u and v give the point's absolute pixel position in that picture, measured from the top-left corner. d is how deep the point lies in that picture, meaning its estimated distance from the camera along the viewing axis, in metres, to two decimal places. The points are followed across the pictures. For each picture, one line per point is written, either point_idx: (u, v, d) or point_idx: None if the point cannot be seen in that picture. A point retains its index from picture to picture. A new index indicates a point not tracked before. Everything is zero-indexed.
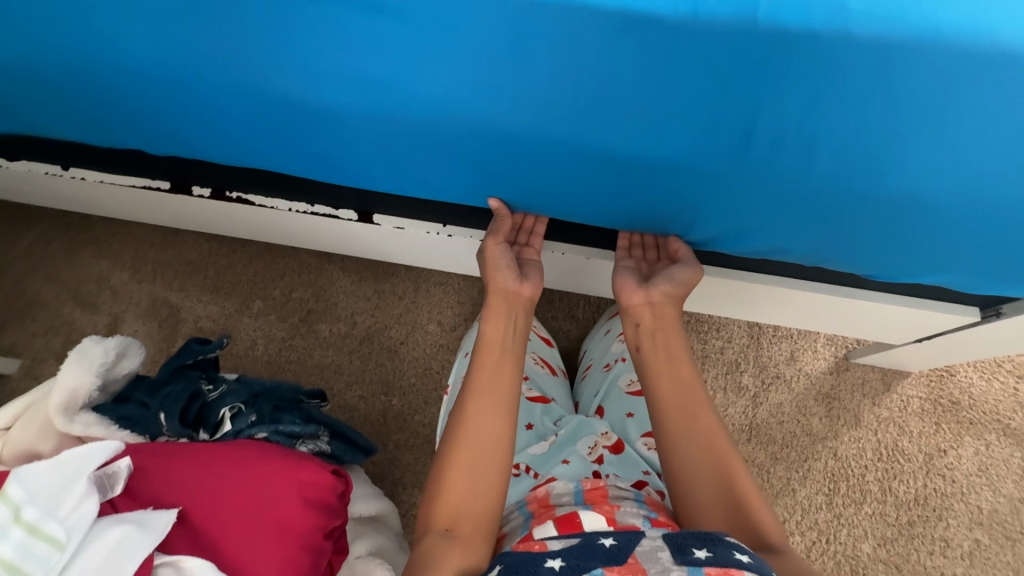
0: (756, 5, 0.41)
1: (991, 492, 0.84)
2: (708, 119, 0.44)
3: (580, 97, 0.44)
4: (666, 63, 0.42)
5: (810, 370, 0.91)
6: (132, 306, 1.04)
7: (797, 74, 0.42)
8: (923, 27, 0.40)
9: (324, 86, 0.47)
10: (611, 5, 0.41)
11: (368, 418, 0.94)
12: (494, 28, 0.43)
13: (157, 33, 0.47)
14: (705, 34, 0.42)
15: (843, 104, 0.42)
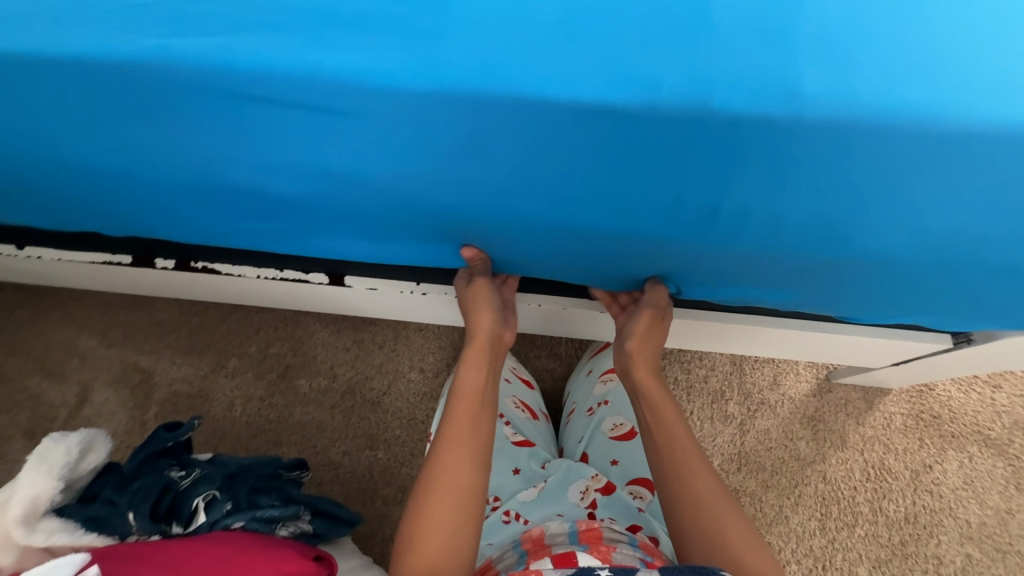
0: (711, 91, 0.33)
1: (977, 505, 0.85)
2: (661, 206, 0.38)
3: (528, 183, 0.39)
4: (618, 155, 0.36)
5: (794, 394, 0.92)
6: (102, 374, 1.00)
7: (761, 158, 0.35)
8: (921, 105, 0.33)
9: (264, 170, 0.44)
10: (554, 93, 0.34)
11: (354, 475, 0.92)
12: (428, 120, 0.38)
13: (79, 129, 0.44)
14: (659, 124, 0.34)
15: (823, 187, 0.36)
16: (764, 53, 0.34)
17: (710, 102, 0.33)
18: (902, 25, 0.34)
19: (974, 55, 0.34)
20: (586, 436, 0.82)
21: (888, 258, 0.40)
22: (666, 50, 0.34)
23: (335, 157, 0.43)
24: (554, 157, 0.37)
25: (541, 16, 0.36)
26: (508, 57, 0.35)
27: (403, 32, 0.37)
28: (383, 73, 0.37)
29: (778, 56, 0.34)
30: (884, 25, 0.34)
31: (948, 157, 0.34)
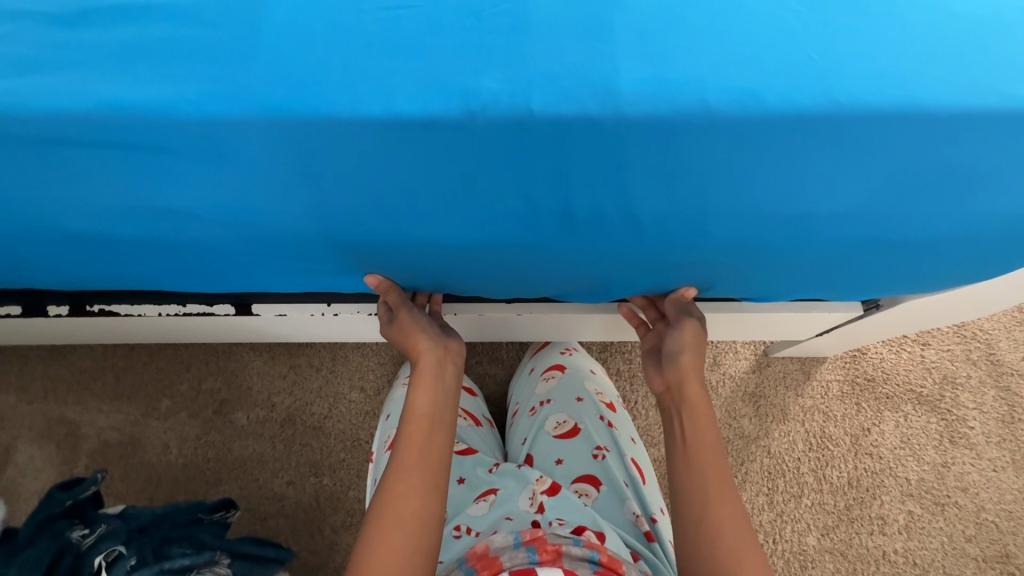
0: (530, 94, 0.32)
1: (915, 462, 0.87)
2: (516, 213, 0.38)
3: (384, 204, 0.38)
4: (460, 165, 0.35)
5: (734, 372, 0.92)
6: (24, 431, 0.95)
7: (598, 159, 0.34)
8: (752, 90, 0.33)
9: (105, 219, 0.41)
10: (376, 108, 0.32)
11: (301, 505, 0.89)
12: (257, 155, 0.35)
13: None
14: (486, 133, 0.33)
15: (674, 178, 0.36)
16: (579, 53, 0.33)
17: (529, 107, 0.32)
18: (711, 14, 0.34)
19: (790, 37, 0.34)
20: (531, 436, 0.81)
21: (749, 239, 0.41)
22: (482, 57, 0.33)
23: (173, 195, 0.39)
24: (395, 176, 0.36)
25: (357, 28, 0.34)
26: (320, 76, 0.33)
27: (207, 56, 0.34)
28: (189, 103, 0.33)
29: (595, 53, 0.33)
30: (696, 14, 0.34)
31: (786, 142, 0.34)
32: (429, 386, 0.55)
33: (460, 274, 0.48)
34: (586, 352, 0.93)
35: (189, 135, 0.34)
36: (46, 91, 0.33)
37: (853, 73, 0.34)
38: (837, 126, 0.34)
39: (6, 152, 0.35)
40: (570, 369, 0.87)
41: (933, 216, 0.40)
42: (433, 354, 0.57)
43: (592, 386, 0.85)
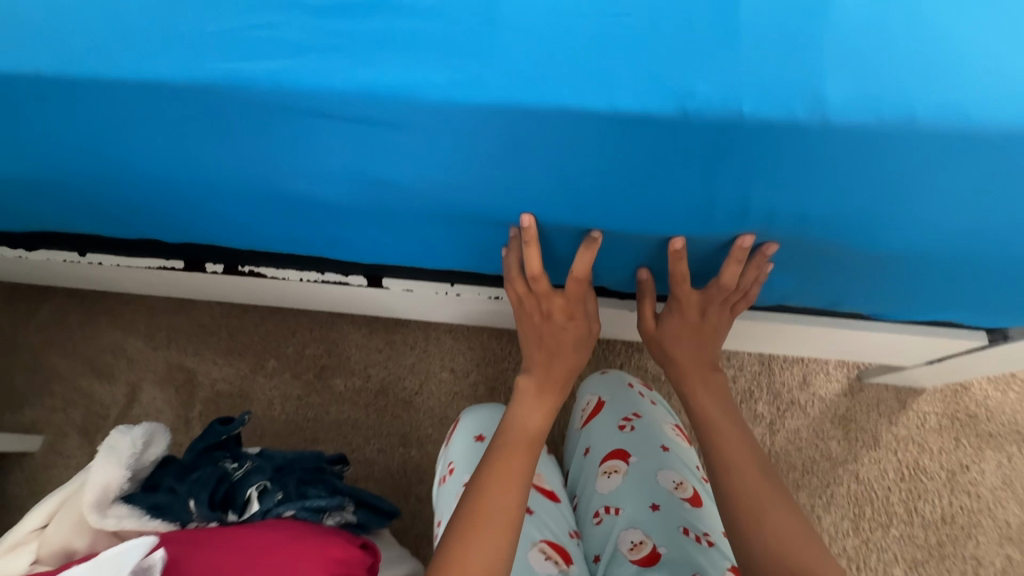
0: (741, 100, 0.34)
1: (1018, 506, 0.83)
2: (692, 206, 0.41)
3: (575, 190, 0.42)
4: (659, 158, 0.38)
5: (824, 393, 0.91)
6: (149, 374, 1.06)
7: (790, 161, 0.37)
8: (953, 109, 0.34)
9: (319, 180, 0.46)
10: (596, 102, 0.35)
11: (389, 471, 0.95)
12: (472, 139, 0.39)
13: (143, 153, 0.47)
14: (692, 131, 0.35)
15: (856, 185, 0.38)
16: (789, 62, 0.34)
17: (739, 112, 0.35)
18: (920, 28, 0.35)
19: (1000, 57, 0.35)
20: (603, 557, 0.60)
21: (917, 244, 0.43)
22: (695, 63, 0.35)
23: (383, 168, 0.43)
24: (592, 165, 0.39)
25: (576, 26, 0.36)
26: (545, 72, 0.36)
27: (441, 49, 0.37)
28: (431, 87, 0.37)
29: (804, 65, 0.34)
30: (903, 31, 0.35)
31: (984, 157, 0.35)
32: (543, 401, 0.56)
33: (611, 260, 0.52)
34: (658, 419, 0.70)
35: (417, 115, 0.38)
36: (303, 71, 0.38)
37: None
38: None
39: (255, 116, 0.41)
40: (633, 452, 0.66)
41: None
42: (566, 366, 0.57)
43: (669, 475, 0.63)
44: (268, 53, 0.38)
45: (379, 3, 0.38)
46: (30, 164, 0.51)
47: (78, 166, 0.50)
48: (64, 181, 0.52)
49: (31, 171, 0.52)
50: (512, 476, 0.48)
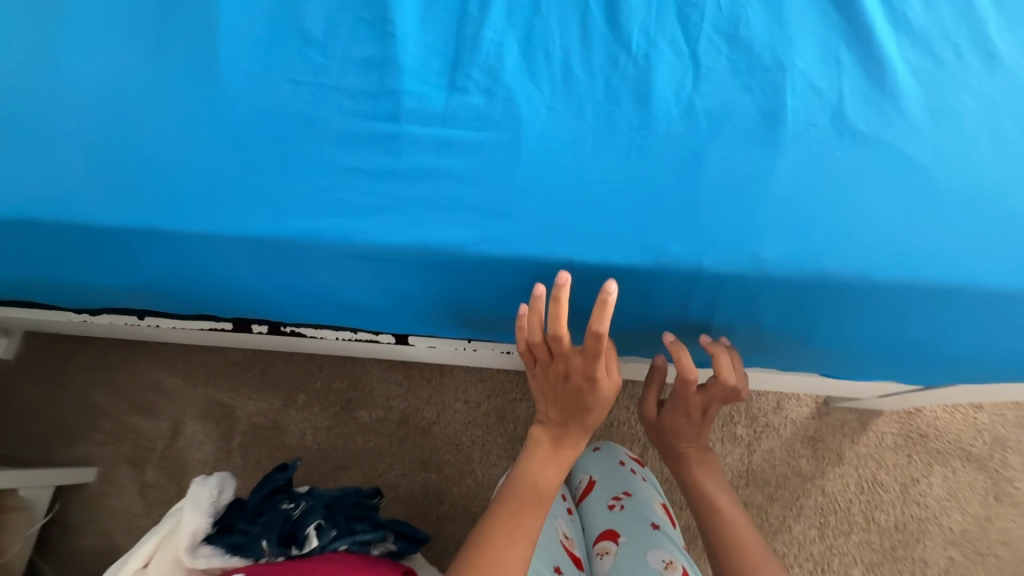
0: (702, 255, 0.45)
1: (960, 513, 0.96)
2: (668, 318, 0.52)
3: (576, 306, 0.53)
4: (641, 289, 0.48)
5: (795, 417, 1.03)
6: (189, 409, 1.16)
7: (740, 294, 0.48)
8: (862, 260, 0.45)
9: (366, 294, 0.57)
10: (592, 254, 0.46)
11: (412, 493, 1.07)
12: (495, 274, 0.50)
13: (222, 274, 0.57)
14: (665, 275, 0.46)
15: (794, 309, 0.49)
16: (738, 224, 0.45)
17: (700, 262, 0.46)
18: (838, 197, 0.46)
19: (899, 217, 0.45)
20: None
21: (840, 348, 0.53)
22: (666, 224, 0.46)
23: (421, 288, 0.54)
24: (589, 292, 0.50)
25: (576, 194, 0.47)
26: (552, 230, 0.47)
27: (471, 210, 0.48)
28: (464, 240, 0.47)
29: (748, 227, 0.45)
30: (825, 196, 0.46)
31: (889, 295, 0.46)
32: (556, 458, 0.63)
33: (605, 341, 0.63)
34: (647, 498, 0.81)
35: (452, 260, 0.49)
36: (368, 230, 0.49)
37: (943, 251, 0.45)
38: (913, 286, 0.45)
39: (321, 255, 0.51)
40: (623, 532, 0.76)
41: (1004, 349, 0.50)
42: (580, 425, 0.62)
43: (658, 551, 0.72)
44: (338, 215, 0.50)
45: (422, 171, 0.49)
46: (120, 278, 0.61)
47: (163, 280, 0.60)
48: (160, 293, 0.63)
49: (119, 281, 0.62)
50: (523, 529, 0.55)
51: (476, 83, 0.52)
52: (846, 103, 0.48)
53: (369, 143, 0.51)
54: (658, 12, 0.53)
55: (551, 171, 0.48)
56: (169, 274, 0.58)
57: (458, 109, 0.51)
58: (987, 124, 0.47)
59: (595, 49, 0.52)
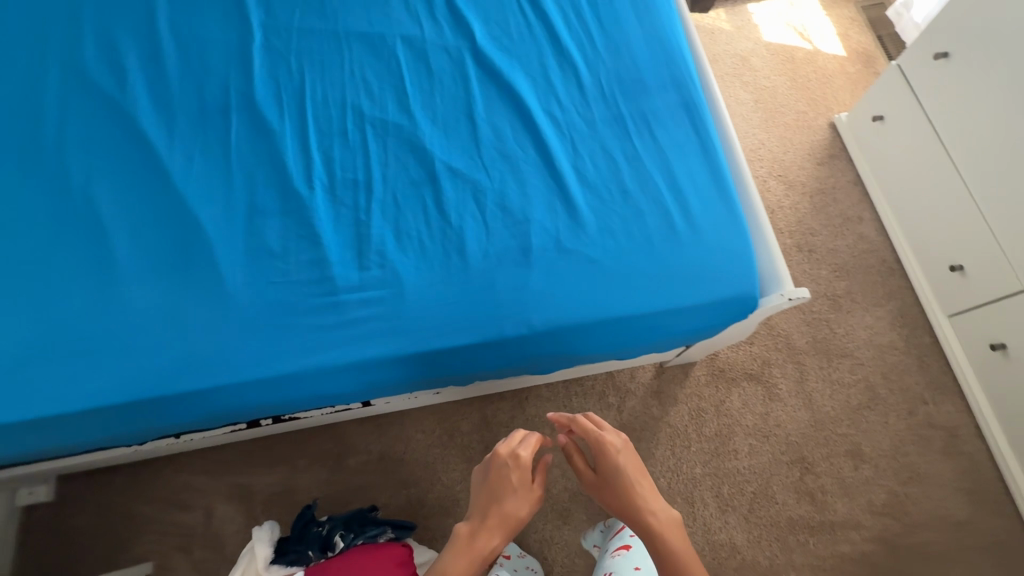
0: (499, 331, 0.91)
1: (752, 414, 1.48)
2: (500, 362, 0.97)
3: (450, 369, 0.96)
4: (476, 353, 0.93)
5: (644, 380, 1.53)
6: (216, 495, 1.50)
7: (527, 343, 0.93)
8: (574, 314, 0.91)
9: (332, 392, 0.97)
10: (446, 343, 0.91)
11: (401, 506, 1.47)
12: (400, 365, 0.92)
13: (244, 402, 0.96)
14: (484, 345, 0.91)
15: (559, 343, 0.94)
16: (512, 311, 0.92)
17: (499, 335, 0.91)
18: (558, 285, 0.93)
19: (589, 288, 0.93)
20: None
21: (595, 352, 0.98)
22: (479, 319, 0.91)
23: (363, 382, 0.95)
24: (452, 361, 0.94)
25: (432, 314, 0.92)
26: (423, 336, 0.91)
27: (380, 337, 0.91)
28: (380, 352, 0.91)
29: (518, 312, 0.91)
30: (552, 287, 0.93)
31: (595, 326, 0.92)
32: (471, 545, 1.00)
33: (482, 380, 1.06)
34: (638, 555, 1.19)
35: (375, 364, 0.91)
36: (330, 359, 0.91)
37: (611, 301, 0.92)
38: (604, 319, 0.91)
39: (304, 379, 0.92)
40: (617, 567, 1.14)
41: (669, 334, 0.97)
42: (497, 513, 1.03)
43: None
44: (311, 354, 0.92)
45: (352, 322, 0.93)
46: (178, 421, 0.98)
47: (206, 415, 0.98)
48: (210, 421, 1.01)
49: (177, 424, 0.99)
50: None
51: (374, 262, 0.96)
52: (561, 234, 0.96)
53: (320, 311, 0.94)
54: (463, 204, 1.01)
55: (421, 305, 0.93)
56: (219, 409, 0.96)
57: (368, 279, 0.95)
58: (622, 230, 0.96)
59: (433, 228, 0.99)
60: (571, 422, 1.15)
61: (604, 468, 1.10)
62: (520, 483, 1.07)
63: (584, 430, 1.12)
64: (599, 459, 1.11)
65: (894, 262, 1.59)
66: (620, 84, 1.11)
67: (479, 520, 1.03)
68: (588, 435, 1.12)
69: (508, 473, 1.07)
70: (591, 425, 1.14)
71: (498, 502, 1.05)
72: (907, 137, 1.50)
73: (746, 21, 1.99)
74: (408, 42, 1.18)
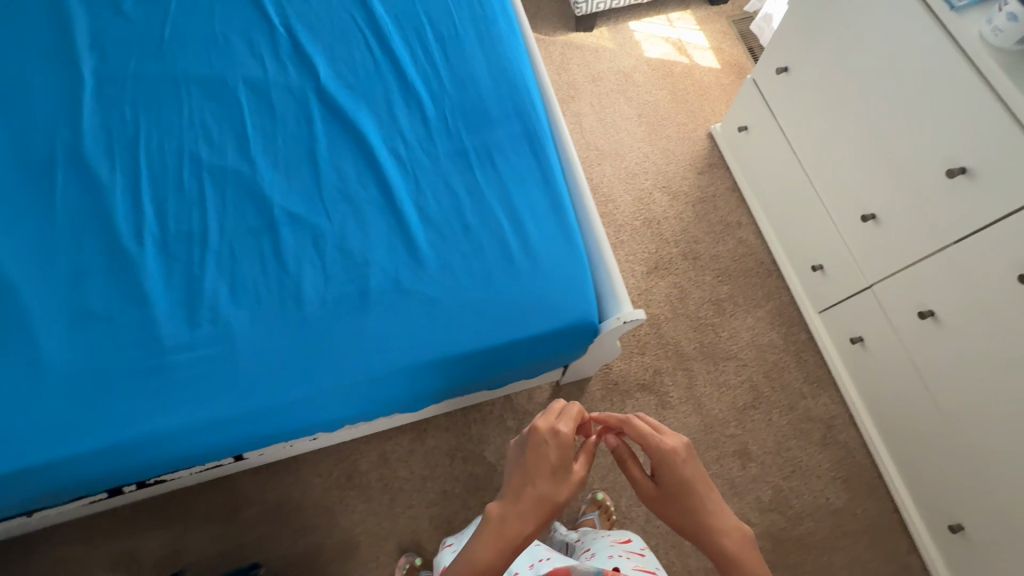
0: (337, 383, 0.90)
1: None
2: (348, 412, 0.95)
3: (295, 423, 0.94)
4: (316, 406, 0.91)
5: (541, 400, 1.54)
6: (95, 567, 1.40)
7: (368, 391, 0.92)
8: (412, 358, 0.91)
9: (170, 458, 0.92)
10: (283, 400, 0.89)
11: (299, 556, 1.42)
12: (239, 426, 0.90)
13: (72, 480, 0.90)
14: (323, 398, 0.90)
15: (403, 387, 0.94)
16: (349, 361, 0.91)
17: (337, 386, 0.90)
18: (396, 330, 0.92)
19: (426, 331, 0.92)
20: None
21: (446, 390, 0.98)
22: (315, 372, 0.90)
23: (201, 445, 0.91)
24: (293, 416, 0.92)
25: (266, 370, 0.90)
26: (258, 395, 0.89)
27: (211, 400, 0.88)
28: (211, 415, 0.88)
29: (355, 362, 0.91)
30: (390, 333, 0.92)
31: (435, 368, 0.92)
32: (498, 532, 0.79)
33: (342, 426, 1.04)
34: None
35: (209, 427, 0.88)
36: (159, 426, 0.87)
37: (450, 341, 0.92)
38: (443, 361, 0.92)
39: (133, 449, 0.88)
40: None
41: (516, 367, 0.98)
42: (530, 497, 0.82)
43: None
44: (138, 422, 0.87)
45: (181, 385, 0.89)
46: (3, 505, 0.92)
47: (34, 496, 0.92)
48: (42, 501, 0.94)
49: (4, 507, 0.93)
50: None
51: (206, 319, 0.93)
52: (400, 275, 0.96)
53: (146, 376, 0.89)
54: (302, 251, 0.98)
55: (255, 362, 0.90)
56: (45, 490, 0.90)
57: (199, 337, 0.92)
58: (459, 268, 0.96)
59: (270, 277, 0.96)
60: (625, 422, 0.94)
61: (667, 478, 0.86)
62: (560, 462, 0.85)
63: (640, 430, 0.91)
64: (661, 467, 0.87)
65: (771, 264, 1.66)
66: (463, 118, 1.11)
67: (508, 500, 0.82)
68: (646, 438, 0.90)
69: (545, 451, 0.85)
70: (647, 424, 0.93)
71: (533, 481, 0.83)
72: (766, 147, 1.56)
73: (628, 39, 2.06)
74: (250, 84, 1.15)
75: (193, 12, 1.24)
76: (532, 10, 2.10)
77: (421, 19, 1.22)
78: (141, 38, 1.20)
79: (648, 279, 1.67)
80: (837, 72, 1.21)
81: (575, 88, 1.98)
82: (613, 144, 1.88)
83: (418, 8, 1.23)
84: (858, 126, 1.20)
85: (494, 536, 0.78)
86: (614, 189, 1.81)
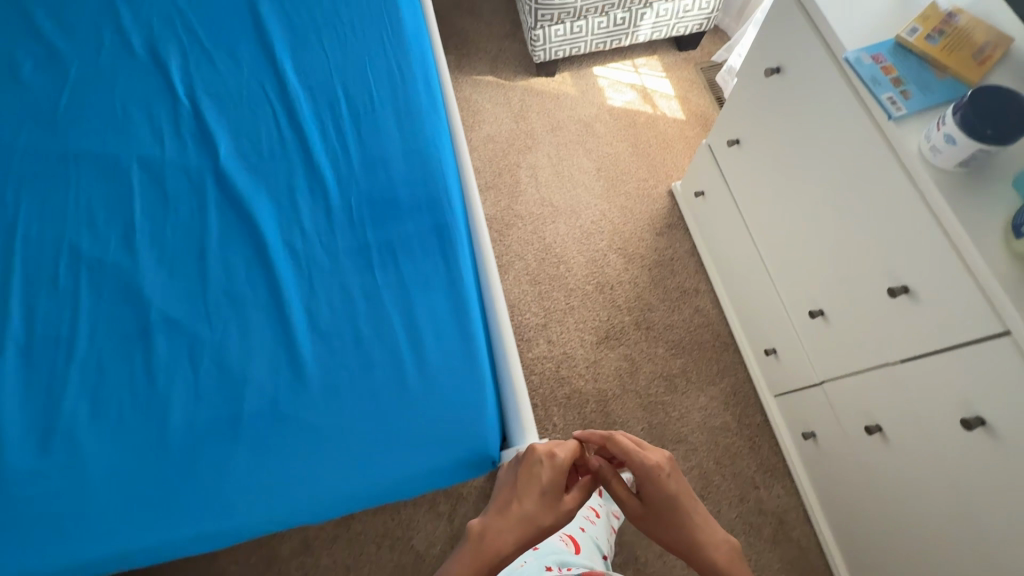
0: (196, 524, 0.81)
1: None
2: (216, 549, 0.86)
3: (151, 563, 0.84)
4: (173, 549, 0.82)
5: (476, 483, 1.45)
6: None
7: (231, 531, 0.82)
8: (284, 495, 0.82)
9: None
10: (136, 542, 0.80)
11: None
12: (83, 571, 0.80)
13: None
14: (180, 540, 0.81)
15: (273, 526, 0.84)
16: (212, 498, 0.82)
17: (196, 528, 0.81)
18: (267, 462, 0.84)
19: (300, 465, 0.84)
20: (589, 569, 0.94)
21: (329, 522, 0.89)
22: (174, 511, 0.81)
23: None
24: (146, 559, 0.82)
25: (119, 508, 0.81)
26: (107, 538, 0.80)
27: (52, 544, 0.79)
28: (50, 563, 0.78)
29: (219, 498, 0.82)
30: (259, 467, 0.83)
31: (308, 507, 0.83)
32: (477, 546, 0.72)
33: None
34: None
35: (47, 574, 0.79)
36: None
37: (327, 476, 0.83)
38: (318, 500, 0.83)
39: None
40: None
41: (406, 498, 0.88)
42: (515, 514, 0.76)
43: None
44: None
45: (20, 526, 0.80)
46: None
47: None
48: None
49: None
50: None
51: (60, 446, 0.84)
52: (279, 396, 0.87)
53: None
54: (175, 365, 0.89)
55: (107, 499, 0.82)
56: None
57: (51, 466, 0.83)
58: (343, 390, 0.88)
59: (138, 395, 0.87)
60: (607, 439, 0.88)
61: (650, 493, 0.80)
62: (550, 485, 0.80)
63: (623, 445, 0.86)
64: (646, 484, 0.81)
65: (728, 337, 1.57)
66: (370, 207, 1.02)
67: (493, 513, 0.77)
68: (628, 452, 0.84)
69: (540, 472, 0.81)
70: (630, 440, 0.87)
71: (519, 498, 0.78)
72: (720, 217, 1.47)
73: (591, 85, 1.97)
74: (145, 163, 1.07)
75: (94, 80, 1.16)
76: (494, 54, 2.04)
77: (336, 91, 1.13)
78: (34, 109, 1.12)
79: (598, 350, 1.58)
80: (784, 158, 1.12)
81: (532, 138, 1.89)
82: (569, 200, 1.79)
83: (334, 80, 1.15)
84: (805, 217, 1.10)
85: (477, 552, 0.72)
86: (567, 249, 1.72)
